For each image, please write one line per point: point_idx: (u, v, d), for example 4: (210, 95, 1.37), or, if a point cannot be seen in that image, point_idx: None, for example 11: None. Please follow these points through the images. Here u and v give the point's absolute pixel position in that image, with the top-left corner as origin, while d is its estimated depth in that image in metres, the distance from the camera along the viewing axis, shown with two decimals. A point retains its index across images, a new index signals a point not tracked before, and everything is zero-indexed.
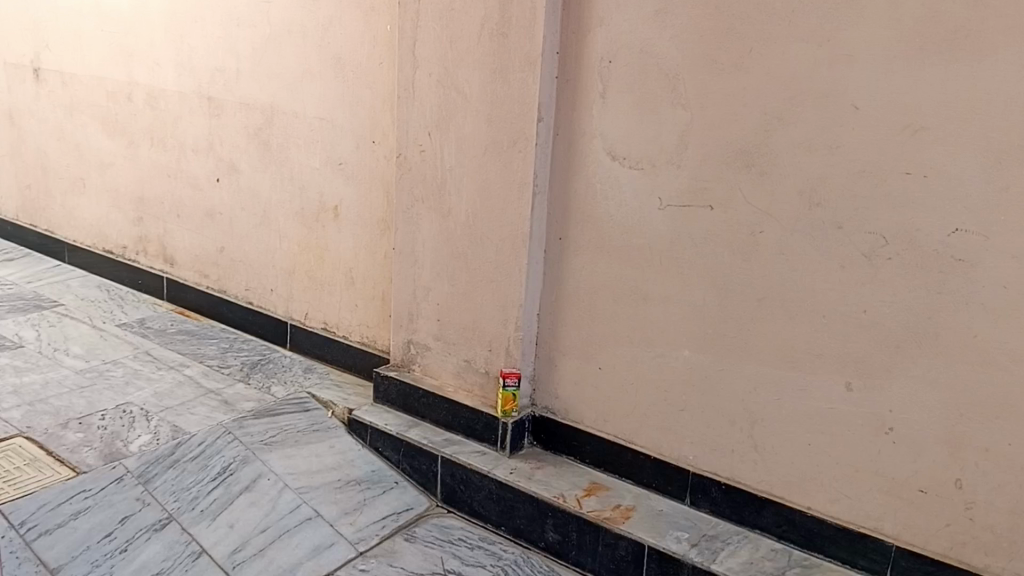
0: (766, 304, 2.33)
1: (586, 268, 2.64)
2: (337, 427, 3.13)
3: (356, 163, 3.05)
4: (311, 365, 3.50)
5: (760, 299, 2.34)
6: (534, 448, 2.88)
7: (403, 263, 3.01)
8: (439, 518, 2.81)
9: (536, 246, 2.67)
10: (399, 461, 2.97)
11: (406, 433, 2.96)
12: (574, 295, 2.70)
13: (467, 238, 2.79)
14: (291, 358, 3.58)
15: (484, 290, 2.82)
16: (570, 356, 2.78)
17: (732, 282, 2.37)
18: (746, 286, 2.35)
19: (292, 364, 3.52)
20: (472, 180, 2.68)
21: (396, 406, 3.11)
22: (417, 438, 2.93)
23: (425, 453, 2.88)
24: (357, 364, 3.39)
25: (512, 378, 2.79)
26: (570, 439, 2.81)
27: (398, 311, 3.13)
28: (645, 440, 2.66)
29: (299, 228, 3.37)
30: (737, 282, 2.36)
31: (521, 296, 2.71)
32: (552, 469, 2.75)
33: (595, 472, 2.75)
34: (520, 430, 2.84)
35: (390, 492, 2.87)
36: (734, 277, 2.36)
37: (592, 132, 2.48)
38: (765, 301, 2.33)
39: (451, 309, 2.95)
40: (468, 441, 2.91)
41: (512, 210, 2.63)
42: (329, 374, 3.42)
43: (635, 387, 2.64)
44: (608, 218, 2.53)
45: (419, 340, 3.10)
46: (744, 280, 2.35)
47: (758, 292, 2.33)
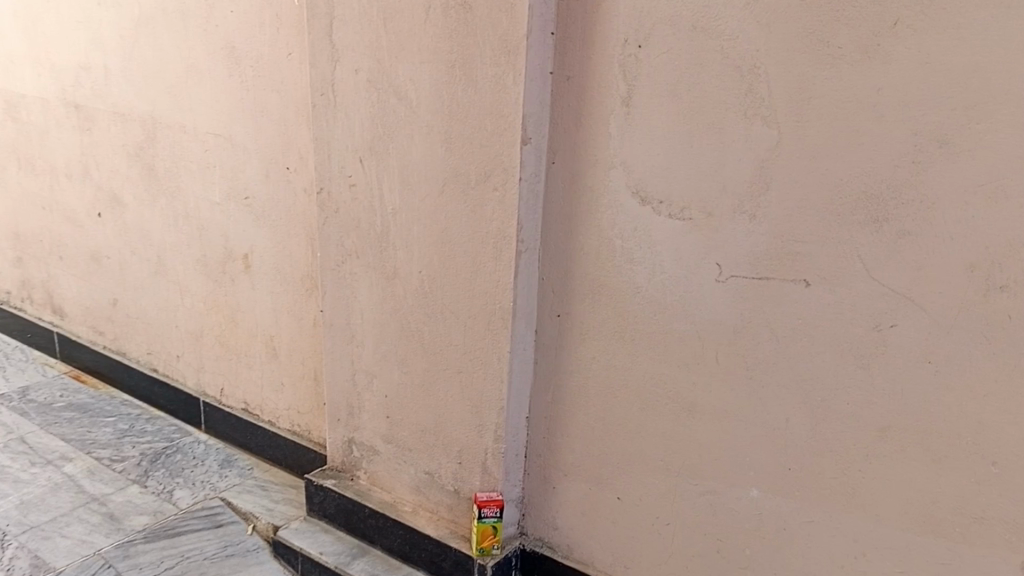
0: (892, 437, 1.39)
1: (594, 364, 1.66)
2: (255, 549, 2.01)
3: (266, 198, 2.04)
4: (229, 453, 2.34)
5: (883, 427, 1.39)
6: None
7: (335, 336, 1.96)
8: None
9: (524, 328, 1.69)
10: None
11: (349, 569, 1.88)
12: (583, 402, 1.70)
13: (421, 308, 1.78)
14: (206, 445, 2.38)
15: (446, 386, 1.80)
16: (573, 492, 1.78)
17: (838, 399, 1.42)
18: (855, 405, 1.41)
19: (203, 454, 2.33)
20: (422, 233, 1.73)
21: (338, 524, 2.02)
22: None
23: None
24: (286, 458, 2.25)
25: (494, 504, 1.75)
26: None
27: (331, 401, 2.04)
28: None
29: (203, 281, 2.28)
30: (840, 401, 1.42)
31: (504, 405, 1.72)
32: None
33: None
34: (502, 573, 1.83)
35: None
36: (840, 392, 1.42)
37: (608, 158, 1.55)
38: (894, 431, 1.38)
39: (406, 407, 1.89)
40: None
41: (483, 275, 1.67)
42: (253, 469, 2.28)
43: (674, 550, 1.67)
44: (626, 293, 1.59)
45: (361, 438, 2.01)
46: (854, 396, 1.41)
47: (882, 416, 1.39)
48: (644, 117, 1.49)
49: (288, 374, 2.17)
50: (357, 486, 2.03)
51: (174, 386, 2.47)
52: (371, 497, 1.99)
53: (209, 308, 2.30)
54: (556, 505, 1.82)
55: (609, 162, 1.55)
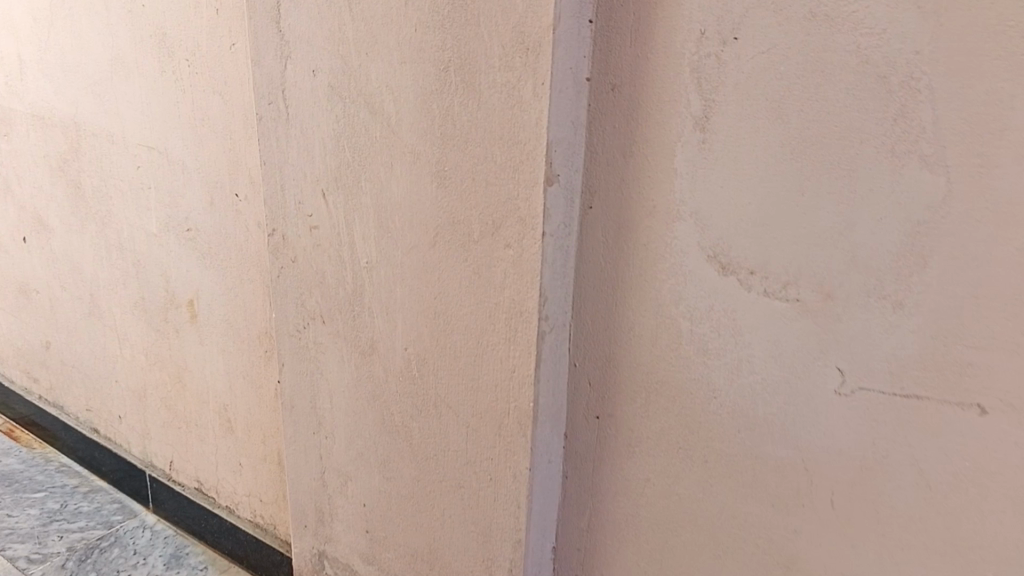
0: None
1: (645, 492, 1.18)
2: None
3: (210, 232, 1.58)
4: (182, 541, 1.96)
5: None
6: None
7: (297, 421, 1.50)
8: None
9: (549, 433, 1.21)
10: None
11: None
12: (629, 540, 1.23)
13: (407, 399, 1.31)
14: (151, 534, 1.98)
15: (442, 505, 1.33)
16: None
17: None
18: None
19: (144, 549, 1.93)
20: (409, 296, 1.24)
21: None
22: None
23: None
24: (247, 554, 1.84)
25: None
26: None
27: (296, 503, 1.59)
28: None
29: (144, 331, 1.85)
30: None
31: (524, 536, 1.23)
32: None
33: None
34: None
35: None
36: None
37: (671, 208, 1.04)
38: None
39: (389, 524, 1.43)
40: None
41: (488, 364, 1.19)
42: (205, 570, 1.86)
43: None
44: (696, 399, 1.10)
45: (333, 553, 1.57)
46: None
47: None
48: (728, 151, 0.98)
49: (250, 454, 1.76)
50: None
51: (116, 452, 2.10)
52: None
53: (154, 368, 1.88)
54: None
55: (673, 212, 1.04)
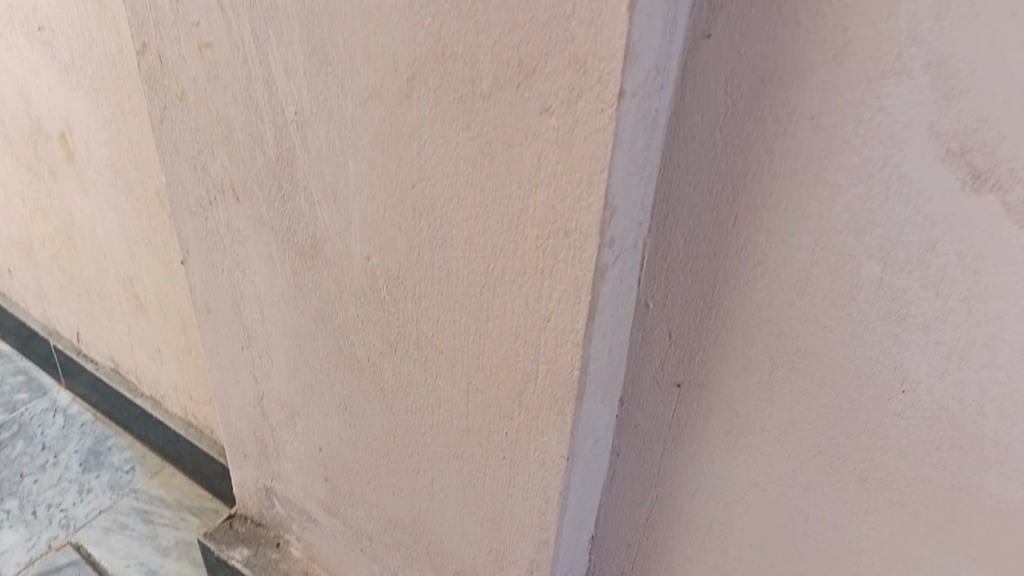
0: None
1: (749, 500, 0.78)
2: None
3: (67, 35, 1.03)
4: (104, 430, 1.72)
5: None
6: None
7: (218, 331, 1.07)
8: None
9: (602, 403, 0.77)
10: None
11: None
12: (709, 552, 0.85)
13: (373, 331, 0.87)
14: (75, 412, 1.76)
15: (431, 471, 0.98)
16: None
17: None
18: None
19: (57, 444, 1.68)
20: (366, 178, 0.74)
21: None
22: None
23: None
24: (184, 458, 1.58)
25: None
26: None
27: (239, 418, 1.21)
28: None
29: (14, 166, 1.33)
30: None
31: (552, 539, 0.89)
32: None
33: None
34: None
35: None
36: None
37: (886, 53, 0.51)
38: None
39: (355, 480, 1.12)
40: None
41: (503, 306, 0.72)
42: (133, 467, 1.65)
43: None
44: (862, 394, 0.65)
45: (285, 492, 1.27)
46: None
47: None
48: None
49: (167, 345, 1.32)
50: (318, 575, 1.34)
51: (13, 313, 1.76)
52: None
53: (32, 219, 1.39)
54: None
55: (889, 65, 0.52)
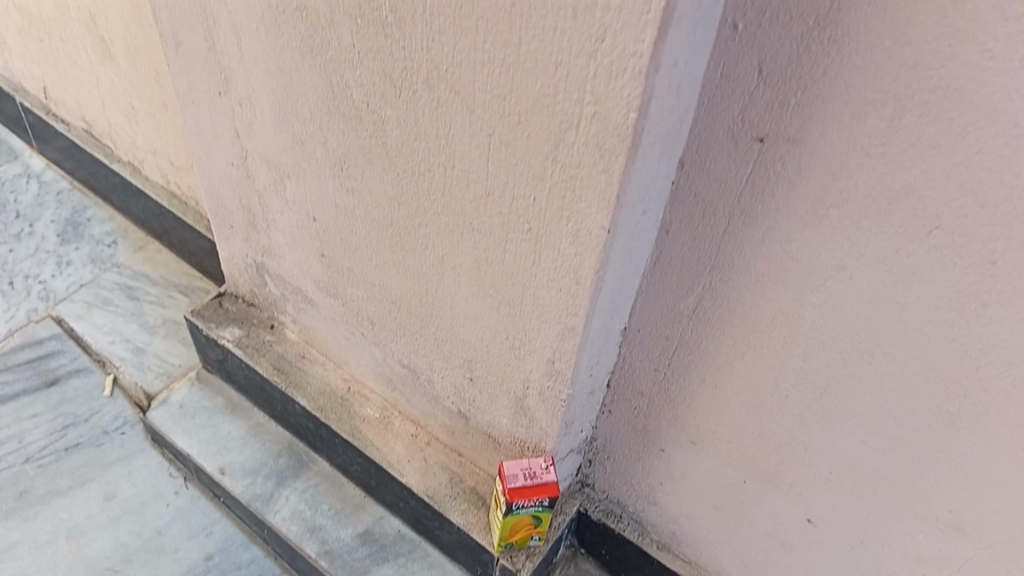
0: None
1: (832, 290, 0.65)
2: (110, 432, 1.38)
3: None
4: (81, 202, 1.69)
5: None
6: (592, 534, 1.19)
7: (191, 70, 0.92)
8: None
9: (660, 162, 0.63)
10: (263, 535, 1.28)
11: (269, 515, 1.23)
12: (766, 350, 0.75)
13: (372, 64, 0.71)
14: (51, 179, 1.73)
15: (441, 244, 0.85)
16: (678, 455, 0.99)
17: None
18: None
19: (32, 213, 1.67)
20: None
21: (257, 403, 1.32)
22: (301, 542, 1.21)
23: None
24: (168, 233, 1.56)
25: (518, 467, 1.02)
26: (639, 563, 1.18)
27: (222, 178, 1.07)
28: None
29: None
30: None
31: (580, 326, 0.79)
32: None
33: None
34: (554, 544, 1.14)
35: None
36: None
37: None
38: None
39: (355, 257, 0.99)
40: (426, 543, 1.22)
41: (545, 24, 0.56)
42: (115, 238, 1.63)
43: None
44: (1008, 141, 0.51)
45: (278, 269, 1.16)
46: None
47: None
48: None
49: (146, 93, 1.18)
50: (317, 359, 1.25)
51: None
52: (316, 371, 1.24)
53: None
54: (635, 445, 1.04)
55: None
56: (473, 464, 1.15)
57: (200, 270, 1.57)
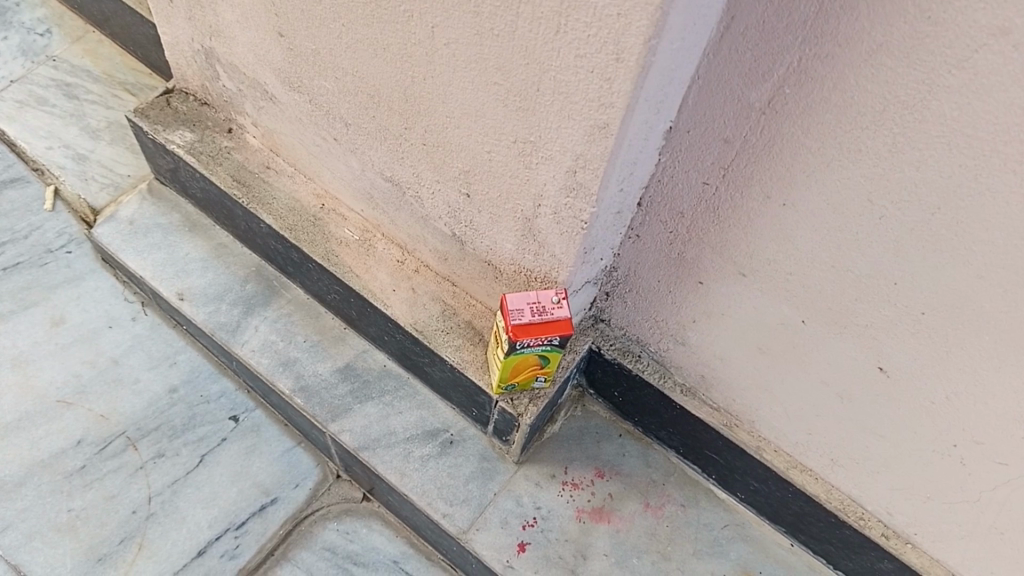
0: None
1: (985, 64, 0.52)
2: (55, 251, 1.18)
3: None
4: None
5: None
6: (605, 376, 1.04)
7: None
8: (338, 525, 1.07)
9: None
10: (232, 367, 1.12)
11: (236, 347, 1.07)
12: (861, 153, 0.62)
13: None
14: None
15: (431, 5, 0.65)
16: (718, 289, 0.83)
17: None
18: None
19: None
20: None
21: (218, 220, 1.13)
22: (273, 377, 1.05)
23: (302, 417, 1.06)
24: (110, 19, 1.30)
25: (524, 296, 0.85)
26: (658, 408, 1.02)
27: None
28: (880, 508, 0.92)
29: None
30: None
31: (616, 122, 0.61)
32: (618, 529, 1.01)
33: (714, 494, 1.06)
34: (562, 387, 0.99)
35: (233, 454, 1.09)
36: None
37: None
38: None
39: (324, 34, 0.78)
40: (414, 380, 1.07)
41: None
42: (48, 26, 1.36)
43: (953, 451, 0.78)
44: None
45: (229, 57, 0.94)
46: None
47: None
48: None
49: None
50: (284, 171, 1.04)
51: None
52: (283, 185, 1.04)
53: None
54: (665, 277, 0.87)
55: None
56: (469, 297, 0.99)
57: (148, 66, 1.33)
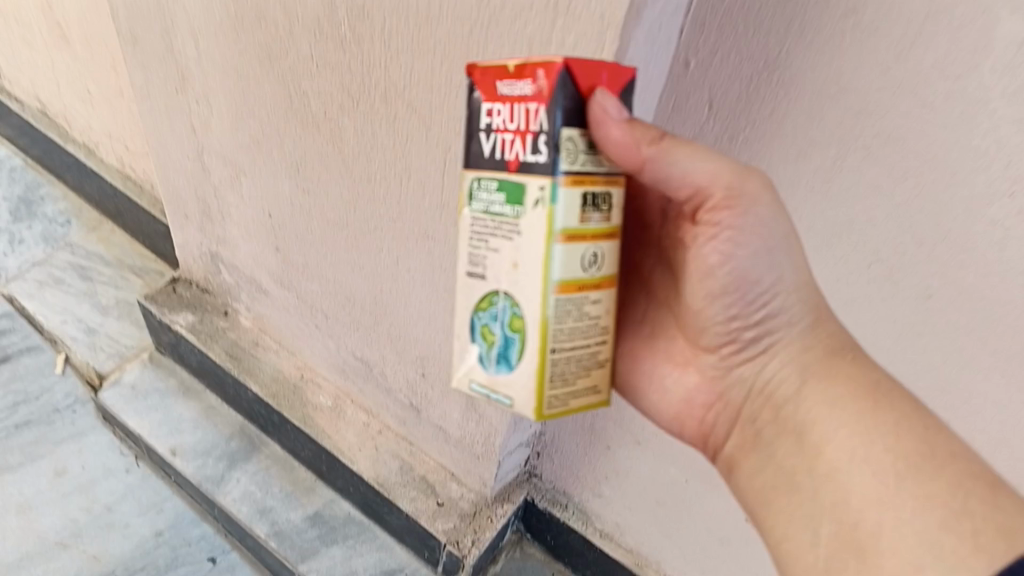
0: (943, 517, 0.52)
1: None
2: (61, 410, 1.37)
3: None
4: (34, 180, 1.60)
5: (798, 473, 0.60)
6: (540, 527, 1.22)
7: (149, 68, 0.95)
8: None
9: None
10: (213, 514, 1.28)
11: (219, 496, 1.24)
12: None
13: (332, 83, 0.75)
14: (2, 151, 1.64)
15: (396, 249, 0.86)
16: (806, 62, 0.61)
17: (778, 265, 0.59)
18: (713, 420, 0.68)
19: None
20: None
21: (209, 386, 1.33)
22: (251, 523, 1.22)
23: (274, 559, 1.22)
24: (124, 213, 1.50)
25: (506, 110, 0.50)
26: (585, 552, 1.20)
27: (180, 173, 1.09)
28: None
29: None
30: (706, 304, 0.61)
31: None
32: None
33: None
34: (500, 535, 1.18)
35: None
36: (687, 262, 0.61)
37: None
38: (870, 528, 0.54)
39: (311, 253, 1.00)
40: (375, 526, 1.24)
41: None
42: (68, 221, 1.55)
43: None
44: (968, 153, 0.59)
45: (231, 258, 1.16)
46: (723, 454, 0.67)
47: (772, 474, 0.62)
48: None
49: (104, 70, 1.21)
50: (269, 347, 1.25)
51: None
52: (268, 359, 1.24)
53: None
54: (579, 438, 1.07)
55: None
56: (423, 456, 1.17)
57: (154, 252, 1.52)
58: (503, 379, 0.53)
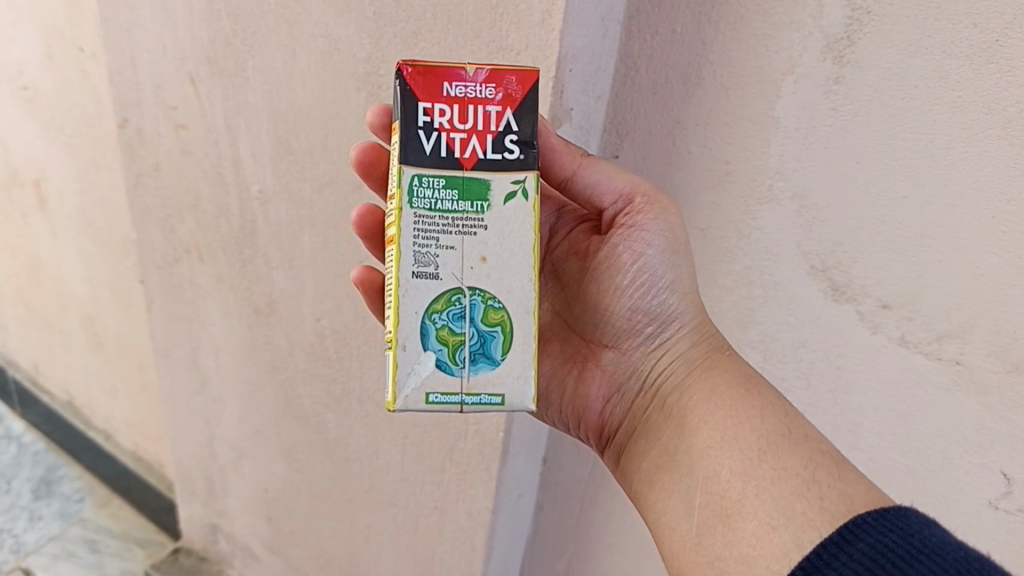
0: (796, 485, 0.53)
1: None
2: None
3: (77, 104, 1.22)
4: (54, 461, 1.77)
5: (677, 451, 0.61)
6: None
7: (175, 373, 1.19)
8: None
9: (526, 461, 0.89)
10: None
11: None
12: None
13: (320, 386, 0.99)
14: (29, 437, 1.82)
15: (367, 516, 1.05)
16: (710, 138, 0.63)
17: (674, 268, 0.63)
18: (611, 412, 0.68)
19: (10, 471, 1.73)
20: (320, 252, 0.88)
21: None
22: None
23: None
24: (133, 490, 1.67)
25: (453, 110, 0.57)
26: None
27: (192, 455, 1.29)
28: None
29: (16, 206, 1.51)
30: (615, 300, 0.65)
31: None
32: None
33: None
34: None
35: None
36: (599, 261, 0.65)
37: (758, 183, 0.63)
38: (735, 495, 0.55)
39: (298, 522, 1.18)
40: None
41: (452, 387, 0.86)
42: (82, 498, 1.69)
43: None
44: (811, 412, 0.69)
45: (229, 529, 1.34)
46: (617, 446, 0.68)
47: (656, 456, 0.63)
48: (917, 89, 0.54)
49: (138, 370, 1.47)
50: None
51: None
52: None
53: (20, 236, 1.56)
54: None
55: (769, 164, 0.62)
56: None
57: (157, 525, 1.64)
58: (485, 378, 0.56)
